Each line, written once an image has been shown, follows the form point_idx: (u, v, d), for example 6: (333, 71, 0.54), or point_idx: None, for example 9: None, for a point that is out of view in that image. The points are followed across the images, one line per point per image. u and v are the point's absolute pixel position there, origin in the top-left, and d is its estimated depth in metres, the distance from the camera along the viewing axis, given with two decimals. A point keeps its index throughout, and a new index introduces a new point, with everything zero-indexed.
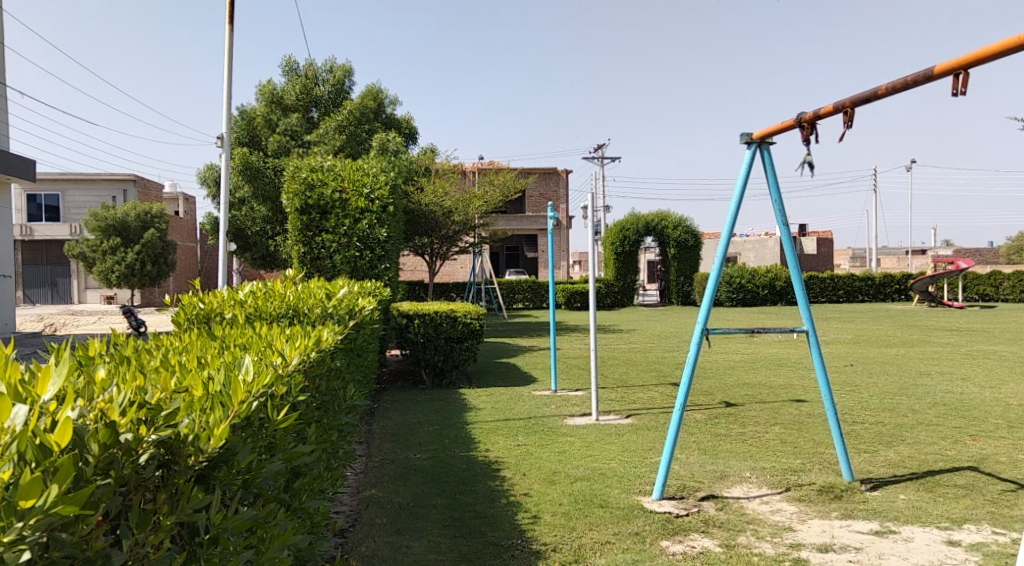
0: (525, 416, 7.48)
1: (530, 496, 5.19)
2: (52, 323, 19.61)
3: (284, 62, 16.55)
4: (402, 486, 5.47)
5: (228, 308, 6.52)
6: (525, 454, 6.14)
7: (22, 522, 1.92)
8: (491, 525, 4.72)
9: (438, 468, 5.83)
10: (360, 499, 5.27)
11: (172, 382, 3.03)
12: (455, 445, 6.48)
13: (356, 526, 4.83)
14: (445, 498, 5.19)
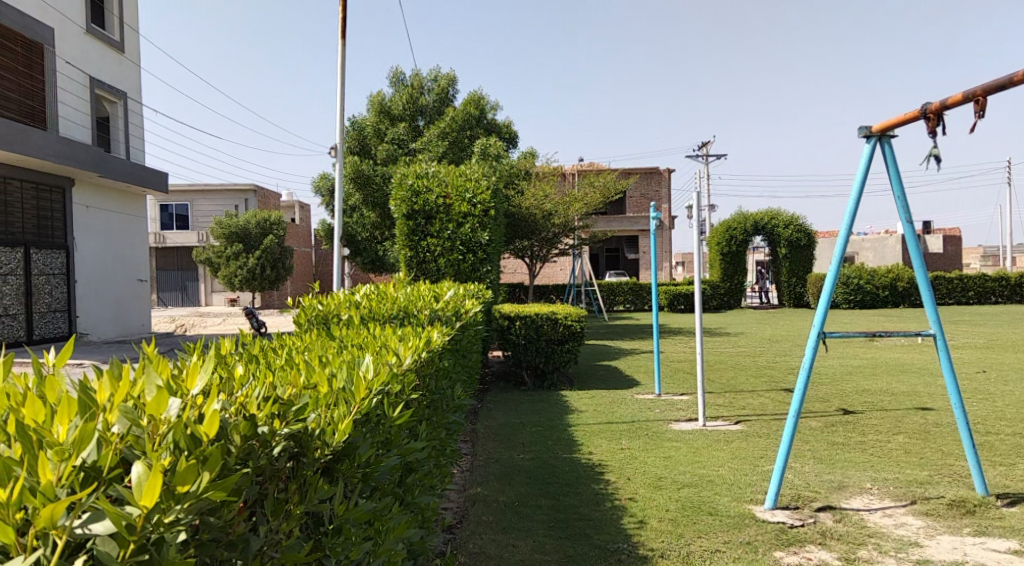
0: (629, 420, 7.34)
1: (635, 501, 5.07)
2: (182, 324, 20.69)
3: (391, 73, 16.89)
4: (506, 485, 5.44)
5: (345, 309, 6.67)
6: (630, 459, 6.01)
7: (179, 505, 1.85)
8: (596, 527, 4.64)
9: (542, 469, 5.78)
10: (466, 497, 5.27)
11: (299, 378, 3.14)
12: (558, 446, 6.42)
13: (463, 522, 4.82)
14: (550, 499, 5.13)
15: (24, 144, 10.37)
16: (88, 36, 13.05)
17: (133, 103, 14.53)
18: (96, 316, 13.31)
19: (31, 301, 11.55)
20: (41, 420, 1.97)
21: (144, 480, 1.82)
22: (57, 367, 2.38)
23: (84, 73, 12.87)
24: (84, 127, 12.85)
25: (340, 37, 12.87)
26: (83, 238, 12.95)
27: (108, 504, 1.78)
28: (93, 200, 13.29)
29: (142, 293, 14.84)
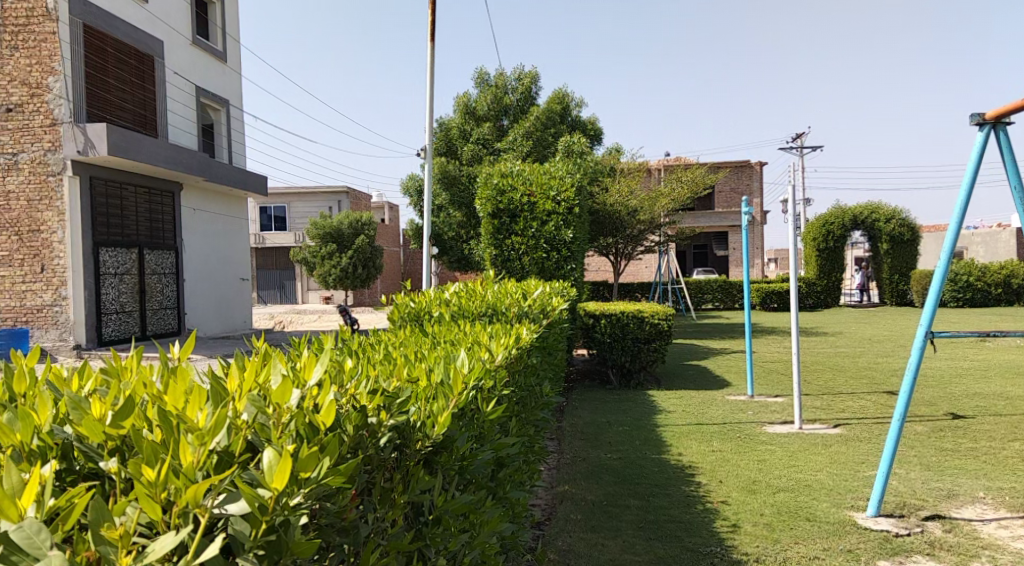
0: (720, 422, 7.20)
1: (728, 504, 4.96)
2: (279, 321, 21.38)
3: (477, 74, 17.00)
4: (595, 484, 5.41)
5: (436, 307, 6.74)
6: (722, 461, 5.89)
7: (302, 490, 1.79)
8: (687, 530, 4.56)
9: (631, 469, 5.72)
10: (554, 494, 5.26)
11: (401, 371, 3.21)
12: (647, 447, 6.34)
13: (551, 520, 4.82)
14: (639, 499, 5.08)
15: (138, 151, 10.83)
16: (194, 48, 13.59)
17: (235, 111, 15.08)
18: (202, 313, 13.86)
19: (145, 300, 12.10)
20: (182, 407, 1.98)
21: (273, 464, 1.76)
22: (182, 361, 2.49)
23: (191, 82, 13.40)
24: (190, 134, 13.39)
25: (430, 39, 13.03)
26: (190, 238, 13.51)
27: (242, 484, 1.71)
28: (199, 203, 13.86)
29: (243, 291, 15.39)
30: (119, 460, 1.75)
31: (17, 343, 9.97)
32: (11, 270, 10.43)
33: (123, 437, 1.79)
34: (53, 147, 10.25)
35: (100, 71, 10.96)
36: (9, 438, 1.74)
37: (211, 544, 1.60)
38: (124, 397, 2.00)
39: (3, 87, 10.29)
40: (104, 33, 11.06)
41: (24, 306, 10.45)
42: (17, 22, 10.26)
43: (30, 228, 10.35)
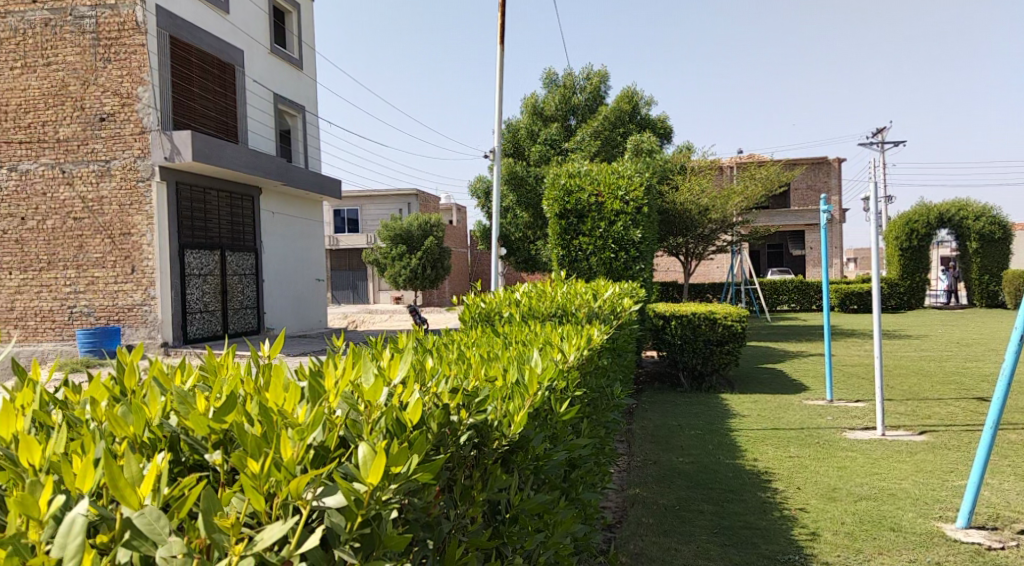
0: (797, 427, 7.05)
1: (807, 512, 4.85)
2: (353, 320, 21.75)
3: (545, 74, 17.03)
4: (666, 488, 5.36)
5: (506, 307, 6.77)
6: (799, 467, 5.77)
7: (393, 485, 1.83)
8: (764, 537, 4.49)
9: (704, 473, 5.65)
10: (624, 497, 5.23)
11: (478, 370, 3.25)
12: (720, 452, 6.25)
13: (623, 522, 4.80)
14: (712, 504, 5.01)
15: (221, 157, 11.16)
16: (272, 56, 13.95)
17: (311, 116, 15.42)
18: (281, 312, 14.23)
19: (226, 300, 12.47)
20: (280, 404, 2.06)
21: (368, 458, 1.80)
22: (274, 358, 2.57)
23: (269, 90, 13.77)
24: (269, 140, 13.76)
25: (499, 40, 13.08)
26: (269, 241, 13.89)
27: (339, 477, 1.76)
28: (278, 206, 14.23)
29: (319, 292, 15.74)
30: (223, 454, 1.82)
31: (108, 341, 10.41)
32: (104, 271, 10.86)
33: (226, 431, 1.86)
34: (143, 154, 10.67)
35: (185, 81, 11.36)
36: (122, 430, 1.82)
37: (313, 533, 1.63)
38: (226, 392, 2.08)
39: (96, 97, 10.74)
40: (188, 44, 11.45)
41: (116, 305, 10.87)
42: (109, 36, 10.71)
43: (121, 232, 10.79)
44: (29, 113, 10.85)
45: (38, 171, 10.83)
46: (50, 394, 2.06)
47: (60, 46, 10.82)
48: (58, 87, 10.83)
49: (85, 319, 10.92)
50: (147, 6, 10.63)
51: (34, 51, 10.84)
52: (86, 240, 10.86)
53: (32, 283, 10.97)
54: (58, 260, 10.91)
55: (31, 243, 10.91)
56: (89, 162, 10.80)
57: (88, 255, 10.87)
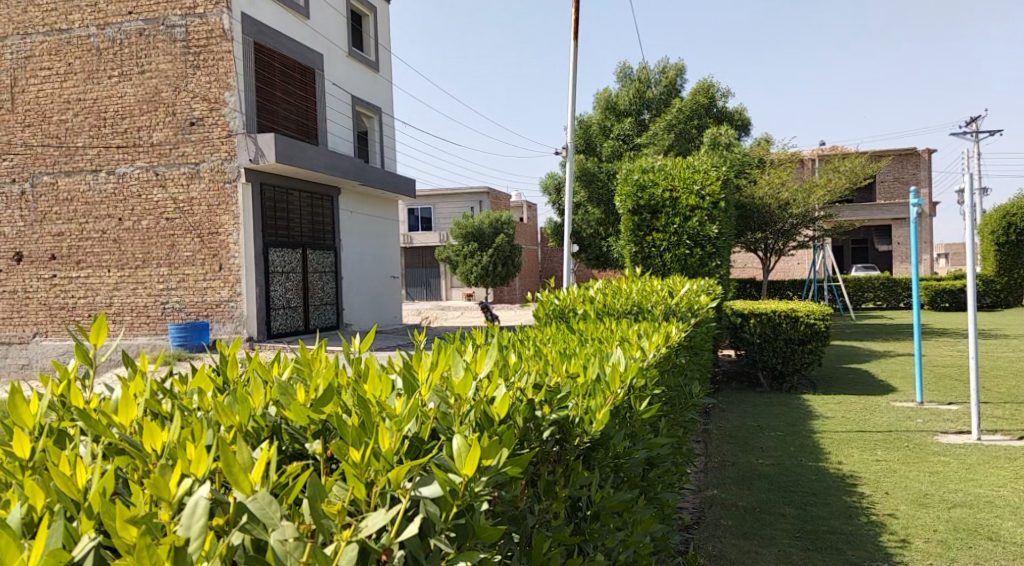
0: (884, 430, 6.84)
1: (896, 518, 4.70)
2: (427, 316, 22.00)
3: (619, 68, 16.90)
4: (746, 490, 5.27)
5: (580, 304, 6.75)
6: (887, 471, 5.60)
7: (484, 476, 1.85)
8: (850, 543, 4.37)
9: (786, 476, 5.53)
10: (702, 498, 5.16)
11: (559, 366, 3.25)
12: (802, 454, 6.11)
13: (701, 524, 4.73)
14: (795, 508, 4.91)
15: (302, 158, 11.43)
16: (350, 59, 14.21)
17: (387, 117, 15.65)
18: (359, 309, 14.49)
19: (308, 297, 12.76)
20: (376, 398, 2.14)
21: (462, 450, 1.82)
22: (362, 352, 2.65)
23: (347, 92, 14.03)
24: (347, 141, 14.02)
25: (573, 36, 13.01)
26: (348, 240, 14.18)
27: (435, 468, 1.79)
28: (355, 205, 14.49)
29: (394, 290, 15.97)
30: (323, 443, 1.90)
31: (196, 335, 10.76)
32: (194, 269, 11.23)
33: (324, 421, 1.95)
34: (229, 156, 11.01)
35: (268, 85, 11.67)
36: (229, 419, 1.91)
37: (413, 521, 1.66)
38: (322, 385, 2.16)
39: (186, 102, 11.12)
40: (271, 49, 11.76)
41: (204, 302, 11.24)
42: (198, 44, 11.04)
43: (209, 231, 11.15)
44: (125, 119, 11.32)
45: (133, 174, 11.30)
46: (160, 384, 2.16)
47: (153, 55, 11.25)
48: (151, 93, 11.26)
49: (177, 315, 11.32)
50: (233, 13, 10.95)
51: (129, 60, 11.30)
52: (178, 239, 11.26)
53: (128, 281, 11.43)
54: (152, 259, 11.34)
55: (125, 243, 11.38)
56: (180, 165, 11.19)
57: (179, 253, 11.27)
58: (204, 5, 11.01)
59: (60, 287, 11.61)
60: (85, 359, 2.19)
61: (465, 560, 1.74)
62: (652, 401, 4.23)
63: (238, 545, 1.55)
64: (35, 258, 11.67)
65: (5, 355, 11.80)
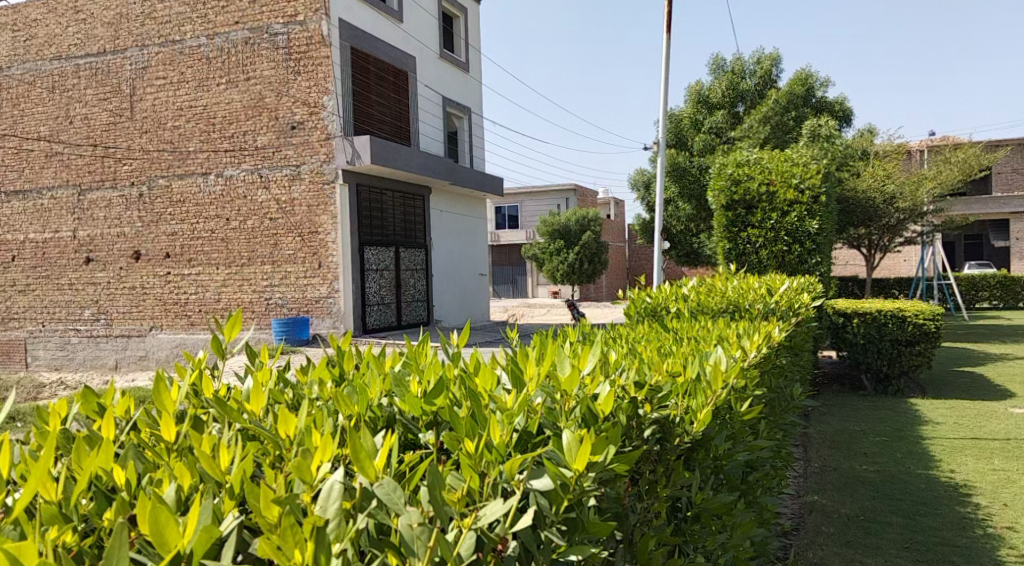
0: (1000, 437, 6.51)
1: (1015, 531, 4.47)
2: (514, 314, 22.10)
3: (711, 60, 16.59)
4: (849, 497, 5.10)
5: (673, 302, 6.65)
6: (1004, 482, 5.32)
7: (592, 472, 1.85)
8: (964, 556, 4.19)
9: (891, 484, 5.33)
10: (802, 504, 5.02)
11: (658, 363, 3.20)
12: (911, 461, 5.87)
13: (801, 530, 4.61)
14: (902, 517, 4.72)
15: (397, 160, 11.67)
16: (442, 61, 14.42)
17: (477, 117, 15.79)
18: (448, 306, 14.68)
19: (400, 294, 13.02)
20: (484, 392, 2.20)
21: (573, 445, 1.83)
22: (464, 346, 2.72)
23: (439, 94, 14.22)
24: (438, 142, 14.21)
25: (666, 31, 12.85)
26: (439, 239, 14.40)
27: (546, 461, 1.81)
28: (445, 204, 14.67)
29: (483, 287, 16.09)
30: (434, 435, 1.98)
31: (298, 330, 11.13)
32: (295, 266, 11.59)
33: (435, 413, 2.03)
34: (328, 158, 11.33)
35: (364, 89, 11.96)
36: (349, 408, 2.00)
37: (526, 512, 1.68)
38: (432, 379, 2.24)
39: (288, 107, 11.50)
40: (367, 54, 12.04)
41: (304, 298, 11.59)
42: (299, 50, 11.40)
43: (309, 231, 11.50)
44: (232, 124, 11.79)
45: (240, 176, 11.77)
46: (283, 375, 2.29)
47: (258, 62, 11.66)
48: (256, 99, 11.69)
49: (280, 310, 11.71)
50: (331, 20, 11.25)
51: (236, 67, 11.76)
52: (280, 238, 11.64)
53: (234, 278, 11.88)
54: (257, 257, 11.76)
55: (233, 242, 11.84)
56: (282, 167, 11.57)
57: (281, 251, 11.64)
58: (304, 12, 11.35)
59: (174, 283, 12.16)
60: (217, 350, 2.32)
61: (576, 553, 1.76)
62: (752, 402, 4.14)
63: (364, 529, 1.60)
64: (150, 257, 12.27)
65: (124, 347, 12.44)
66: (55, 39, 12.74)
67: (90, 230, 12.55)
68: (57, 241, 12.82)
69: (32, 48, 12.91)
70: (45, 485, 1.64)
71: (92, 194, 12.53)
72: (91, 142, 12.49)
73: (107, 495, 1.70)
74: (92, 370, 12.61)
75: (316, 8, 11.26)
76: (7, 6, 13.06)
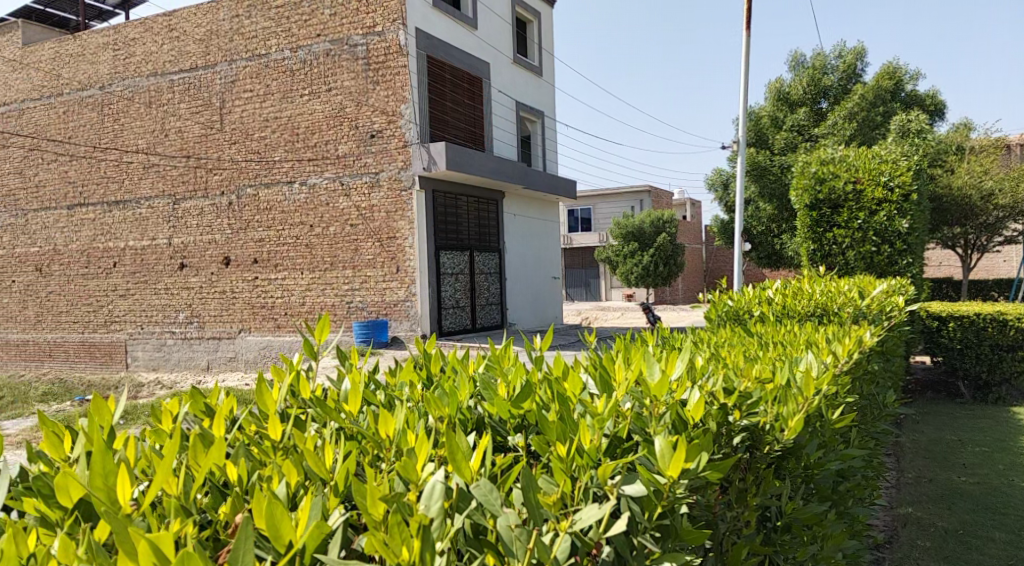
0: None
1: None
2: (588, 317, 21.95)
3: (792, 56, 16.20)
4: (947, 510, 4.89)
5: (757, 305, 6.50)
6: None
7: (685, 479, 1.82)
8: None
9: (993, 497, 5.09)
10: (896, 516, 4.84)
11: (746, 368, 3.13)
12: (1014, 473, 5.59)
13: (895, 543, 4.45)
14: (1005, 533, 4.50)
15: (470, 165, 11.73)
16: (515, 66, 14.47)
17: (551, 121, 15.77)
18: (523, 311, 14.71)
19: (475, 298, 13.12)
20: (573, 396, 2.20)
21: (667, 452, 1.81)
22: (545, 350, 2.71)
23: (512, 99, 14.27)
24: (512, 147, 14.25)
25: (745, 29, 12.61)
26: (513, 243, 14.47)
27: (639, 467, 1.79)
28: (518, 208, 14.71)
29: (557, 290, 16.05)
30: (524, 438, 1.99)
31: (377, 332, 11.32)
32: (375, 271, 11.78)
33: (524, 417, 2.05)
34: (405, 165, 11.48)
35: (440, 96, 12.09)
36: (440, 411, 2.03)
37: (620, 518, 1.67)
38: (521, 383, 2.25)
39: (368, 116, 11.72)
40: (442, 61, 12.18)
41: (384, 302, 11.77)
42: (378, 60, 11.61)
43: (388, 236, 11.69)
44: (314, 133, 12.08)
45: (323, 184, 12.05)
46: (373, 377, 2.33)
47: (338, 72, 11.91)
48: (337, 109, 11.94)
49: (361, 314, 11.92)
50: (408, 29, 11.42)
51: (318, 78, 12.04)
52: (360, 243, 11.85)
53: (318, 283, 12.15)
54: (339, 262, 12.00)
55: (316, 247, 12.12)
56: (362, 174, 11.79)
57: (362, 256, 11.85)
58: (382, 23, 11.56)
59: (261, 288, 12.52)
60: (311, 352, 2.38)
61: (669, 561, 1.74)
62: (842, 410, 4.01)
63: (461, 529, 1.62)
64: (239, 262, 12.67)
65: (215, 349, 12.87)
66: (152, 57, 13.32)
67: (184, 238, 13.05)
68: (154, 248, 13.37)
69: (130, 65, 13.51)
70: (167, 480, 1.72)
71: (185, 203, 13.04)
72: (184, 153, 13.00)
73: (220, 491, 1.76)
74: (186, 371, 13.10)
75: (393, 19, 11.45)
76: (109, 27, 13.69)
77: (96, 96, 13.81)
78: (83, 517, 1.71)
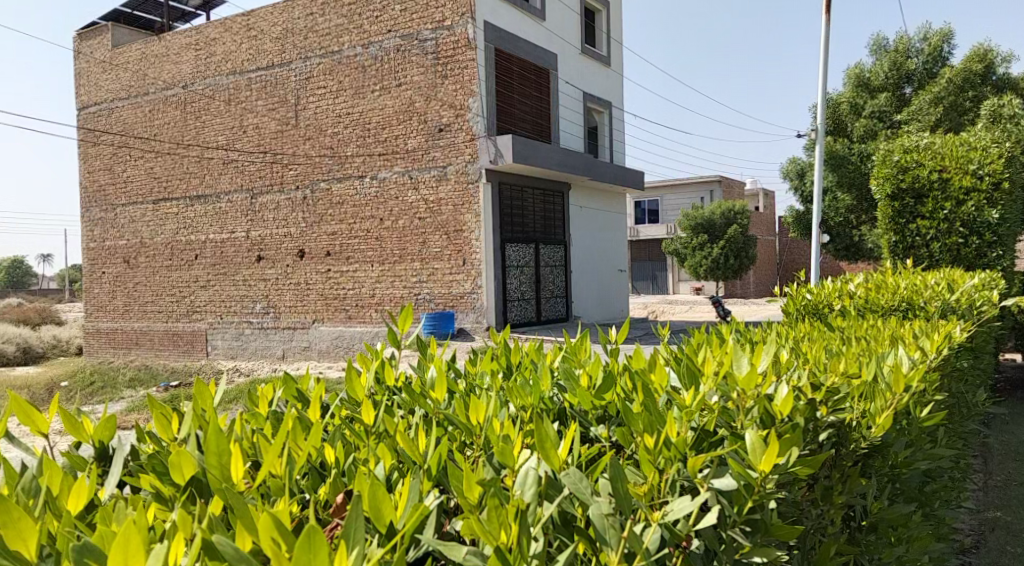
0: None
1: None
2: (653, 310, 21.65)
3: (873, 41, 15.67)
4: None
5: (837, 299, 6.29)
6: None
7: (774, 475, 1.77)
8: None
9: None
10: (982, 520, 4.65)
11: (829, 362, 3.03)
12: None
13: (981, 547, 4.27)
14: None
15: (537, 156, 11.69)
16: (583, 57, 14.34)
17: (618, 111, 15.59)
18: (588, 304, 14.63)
19: (541, 291, 13.12)
20: (658, 388, 2.17)
21: (757, 446, 1.76)
22: (621, 342, 2.67)
23: (579, 91, 14.17)
24: (578, 139, 14.16)
25: (824, 14, 12.26)
26: (580, 235, 14.41)
27: (730, 461, 1.75)
28: (585, 200, 14.64)
29: (623, 282, 15.92)
30: (608, 429, 1.97)
31: (444, 324, 11.39)
32: (443, 263, 11.85)
33: (607, 407, 2.03)
34: (472, 158, 11.50)
35: (507, 89, 12.07)
36: (524, 399, 2.03)
37: (712, 510, 1.63)
38: (604, 373, 2.23)
39: (437, 110, 11.78)
40: (510, 54, 12.15)
41: (451, 294, 11.84)
42: (446, 54, 11.63)
43: (455, 229, 11.73)
44: (386, 128, 12.22)
45: (393, 178, 12.18)
46: (453, 366, 2.34)
47: (408, 68, 12.00)
48: (407, 104, 12.04)
49: (429, 305, 12.01)
50: (477, 23, 11.39)
51: (389, 74, 12.16)
52: (429, 236, 11.95)
53: (388, 275, 12.29)
54: (408, 254, 12.12)
55: (387, 240, 12.27)
56: (431, 168, 11.87)
57: (430, 249, 11.94)
58: (451, 17, 11.55)
59: (334, 280, 12.74)
60: (394, 341, 2.39)
61: (761, 555, 1.70)
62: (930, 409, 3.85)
63: (552, 516, 1.60)
64: (313, 254, 12.94)
65: (291, 339, 13.18)
66: (231, 55, 13.67)
67: (261, 231, 13.38)
68: (233, 240, 13.76)
69: (211, 64, 13.89)
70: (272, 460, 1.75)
71: (263, 198, 13.37)
72: (261, 149, 13.33)
73: (319, 473, 1.78)
74: (263, 359, 13.44)
75: (462, 12, 11.43)
76: (190, 27, 14.09)
77: (178, 95, 14.25)
78: (195, 493, 1.74)
